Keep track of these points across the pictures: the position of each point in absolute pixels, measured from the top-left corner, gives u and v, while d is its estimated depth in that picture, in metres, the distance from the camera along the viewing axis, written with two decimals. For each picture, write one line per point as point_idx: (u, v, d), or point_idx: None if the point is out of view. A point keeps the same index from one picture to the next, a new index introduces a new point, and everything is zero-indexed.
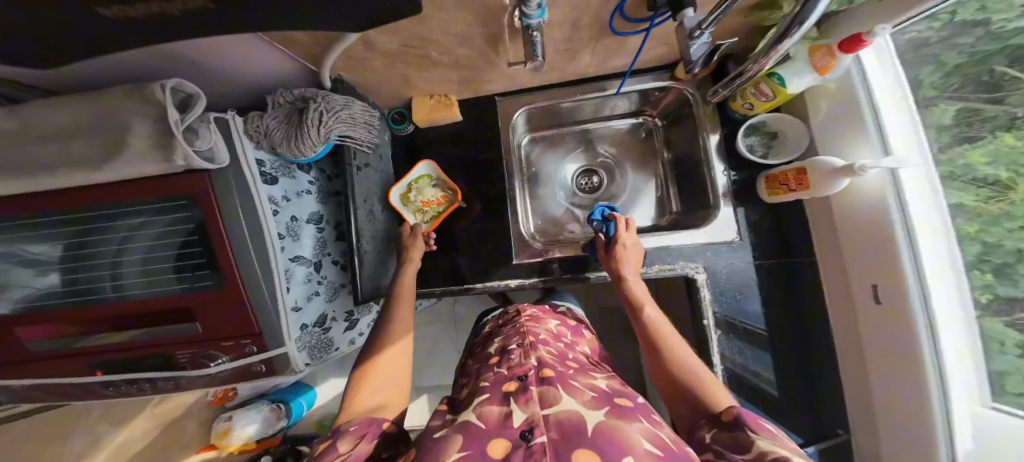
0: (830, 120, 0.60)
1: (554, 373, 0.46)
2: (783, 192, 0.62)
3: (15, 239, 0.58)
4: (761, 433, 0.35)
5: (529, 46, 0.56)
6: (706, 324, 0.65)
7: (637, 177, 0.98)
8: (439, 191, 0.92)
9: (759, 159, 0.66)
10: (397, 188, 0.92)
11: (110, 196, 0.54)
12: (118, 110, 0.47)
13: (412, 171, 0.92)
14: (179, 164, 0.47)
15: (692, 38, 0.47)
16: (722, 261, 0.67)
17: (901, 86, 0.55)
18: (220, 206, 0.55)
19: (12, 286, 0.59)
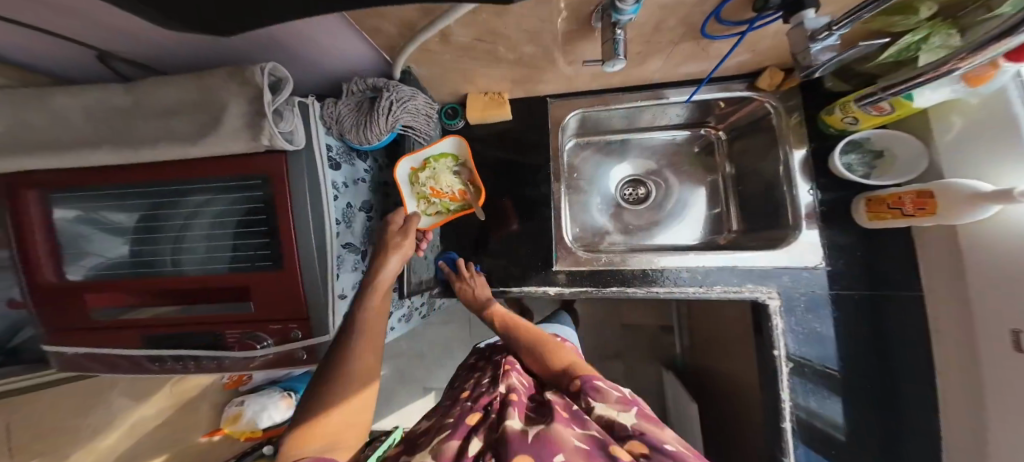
0: (958, 139, 0.54)
1: (515, 398, 0.49)
2: (891, 216, 0.55)
3: (100, 207, 0.60)
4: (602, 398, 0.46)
5: (609, 44, 0.54)
6: (776, 355, 0.59)
7: (689, 191, 0.94)
8: (459, 184, 0.82)
9: (861, 179, 0.61)
10: (410, 159, 0.77)
11: (194, 171, 0.56)
12: (219, 85, 0.49)
13: (435, 144, 0.79)
14: (264, 144, 0.51)
15: (816, 40, 0.49)
16: (800, 287, 0.62)
17: None
18: (290, 184, 0.56)
19: (88, 254, 0.61)
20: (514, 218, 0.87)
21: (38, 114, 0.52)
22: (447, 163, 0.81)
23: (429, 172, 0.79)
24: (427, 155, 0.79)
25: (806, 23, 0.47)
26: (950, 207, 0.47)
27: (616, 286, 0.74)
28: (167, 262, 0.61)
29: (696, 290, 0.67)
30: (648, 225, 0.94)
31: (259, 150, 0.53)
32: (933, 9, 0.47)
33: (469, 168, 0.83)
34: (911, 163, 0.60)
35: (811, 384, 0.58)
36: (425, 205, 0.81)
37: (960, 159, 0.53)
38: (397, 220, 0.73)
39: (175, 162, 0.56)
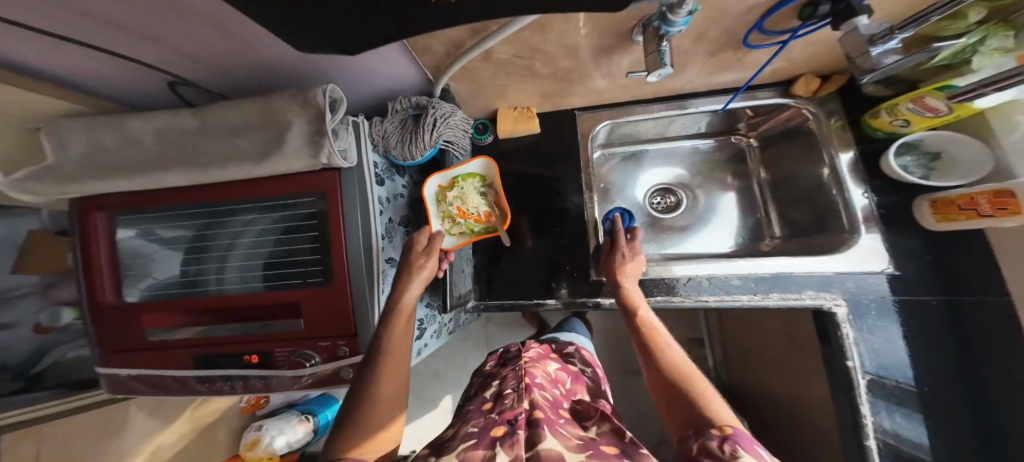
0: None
1: (545, 415, 0.42)
2: (963, 218, 0.53)
3: (156, 227, 0.63)
4: (749, 453, 0.32)
5: (654, 55, 0.54)
6: (851, 366, 0.56)
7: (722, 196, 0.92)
8: (485, 206, 0.74)
9: (920, 182, 0.59)
10: (439, 176, 0.74)
11: (248, 192, 0.58)
12: (283, 107, 0.52)
13: (464, 163, 0.75)
14: (321, 161, 0.52)
15: (875, 44, 0.49)
16: (867, 293, 0.59)
17: None
18: (343, 199, 0.57)
19: (148, 274, 0.63)
20: (527, 236, 0.86)
21: (112, 140, 0.55)
22: (476, 182, 0.76)
23: (457, 191, 0.74)
24: (456, 174, 0.76)
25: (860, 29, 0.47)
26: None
27: (658, 295, 0.69)
28: (213, 282, 0.62)
29: (750, 299, 0.64)
30: (682, 232, 0.91)
31: (317, 167, 0.54)
32: (983, 12, 0.46)
33: (496, 190, 0.76)
34: (974, 166, 0.57)
35: (899, 398, 0.54)
36: (449, 225, 0.74)
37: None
38: (418, 240, 0.62)
39: (231, 183, 0.58)
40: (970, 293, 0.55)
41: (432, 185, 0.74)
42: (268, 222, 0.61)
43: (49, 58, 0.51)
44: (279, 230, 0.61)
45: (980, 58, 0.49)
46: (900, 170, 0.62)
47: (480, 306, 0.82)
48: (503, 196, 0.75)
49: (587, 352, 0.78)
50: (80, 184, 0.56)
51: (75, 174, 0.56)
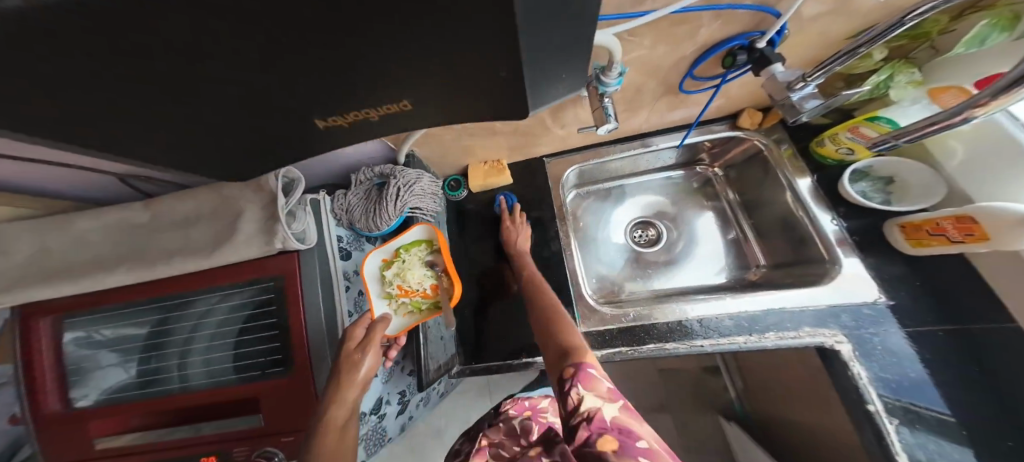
0: (969, 160, 0.55)
1: None
2: (936, 243, 0.53)
3: (104, 328, 0.58)
4: (587, 387, 0.43)
5: (599, 111, 0.56)
6: (874, 411, 0.49)
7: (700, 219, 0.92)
8: (431, 278, 0.68)
9: (880, 206, 0.60)
10: (379, 252, 0.69)
11: (206, 281, 0.56)
12: (239, 196, 0.53)
13: (402, 236, 0.71)
14: (275, 246, 0.51)
15: (794, 88, 0.50)
16: (869, 327, 0.54)
17: None
18: (301, 282, 0.54)
19: (93, 377, 0.57)
20: (513, 280, 0.83)
21: (84, 237, 0.56)
22: (421, 251, 0.70)
23: (397, 265, 0.67)
24: (398, 245, 0.70)
25: (778, 76, 0.49)
26: (1002, 231, 0.46)
27: (651, 342, 0.65)
28: (168, 380, 0.57)
29: (747, 340, 0.59)
30: (666, 266, 0.88)
31: (272, 253, 0.53)
32: (885, 52, 0.51)
33: (442, 257, 0.70)
34: (927, 189, 0.58)
35: (942, 446, 0.46)
36: (393, 306, 0.67)
37: (984, 176, 0.53)
38: (354, 335, 0.54)
39: (190, 273, 0.56)
40: (969, 314, 0.52)
41: (374, 258, 0.67)
42: (226, 309, 0.57)
43: (19, 159, 0.53)
44: (238, 317, 0.57)
45: (896, 91, 0.54)
46: (859, 197, 0.61)
47: (465, 371, 0.76)
48: (450, 263, 0.68)
49: None
50: (19, 294, 0.54)
51: (14, 283, 0.54)
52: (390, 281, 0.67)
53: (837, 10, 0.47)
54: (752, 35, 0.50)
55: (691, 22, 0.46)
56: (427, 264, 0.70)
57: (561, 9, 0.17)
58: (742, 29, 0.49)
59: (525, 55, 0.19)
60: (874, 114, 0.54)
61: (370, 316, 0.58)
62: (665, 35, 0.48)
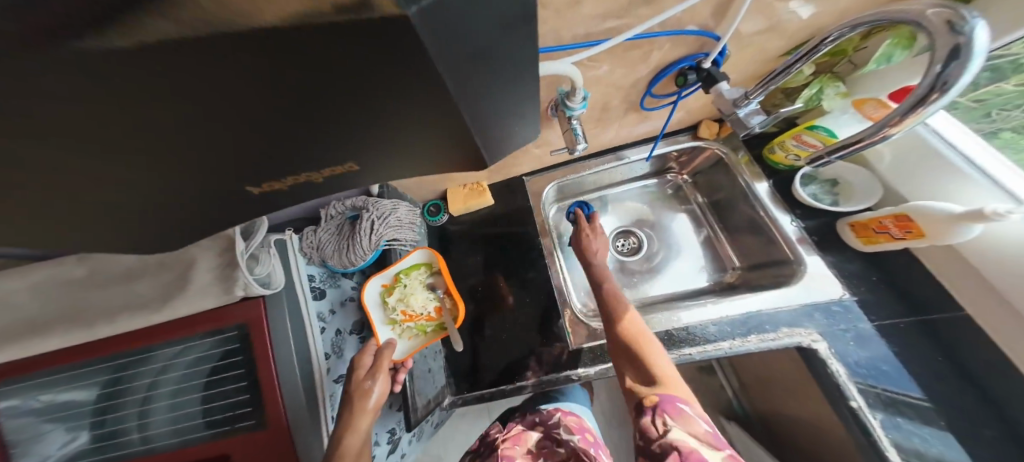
0: (898, 162, 0.60)
1: None
2: (883, 241, 0.56)
3: (45, 393, 0.51)
4: (676, 420, 0.46)
5: (568, 133, 0.57)
6: (857, 408, 0.50)
7: (677, 223, 0.94)
8: (434, 302, 0.74)
9: (829, 207, 0.62)
10: (380, 277, 0.73)
11: (167, 334, 0.51)
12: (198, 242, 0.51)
13: (403, 258, 0.74)
14: (236, 293, 0.49)
15: (739, 105, 0.53)
16: (839, 323, 0.56)
17: (965, 132, 0.56)
18: (269, 329, 0.51)
19: (33, 451, 0.50)
20: (508, 293, 0.80)
21: (28, 297, 0.52)
22: (420, 275, 0.75)
23: (400, 291, 0.72)
24: (398, 270, 0.74)
25: (724, 93, 0.53)
26: (937, 227, 0.50)
27: None
28: (130, 443, 0.51)
29: (731, 345, 0.60)
30: (650, 274, 0.89)
31: (233, 300, 0.50)
32: (812, 66, 0.55)
33: (442, 279, 0.75)
34: (868, 191, 0.62)
35: (926, 436, 0.47)
36: (396, 330, 0.72)
37: (917, 174, 0.57)
38: (362, 363, 0.62)
39: (150, 326, 0.51)
40: (930, 306, 0.55)
41: (376, 283, 0.71)
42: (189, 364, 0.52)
43: None
44: (207, 369, 0.52)
45: (827, 102, 0.57)
46: (810, 198, 0.64)
47: (457, 402, 0.71)
48: (450, 286, 0.73)
49: (588, 422, 0.76)
50: None
51: None
52: (393, 305, 0.72)
53: (771, 30, 0.52)
54: (698, 57, 0.53)
55: (642, 47, 0.49)
56: (428, 287, 0.75)
57: (482, 65, 0.19)
58: (687, 51, 0.52)
59: (457, 100, 0.20)
60: (812, 123, 0.59)
61: (375, 344, 0.67)
62: (620, 59, 0.50)
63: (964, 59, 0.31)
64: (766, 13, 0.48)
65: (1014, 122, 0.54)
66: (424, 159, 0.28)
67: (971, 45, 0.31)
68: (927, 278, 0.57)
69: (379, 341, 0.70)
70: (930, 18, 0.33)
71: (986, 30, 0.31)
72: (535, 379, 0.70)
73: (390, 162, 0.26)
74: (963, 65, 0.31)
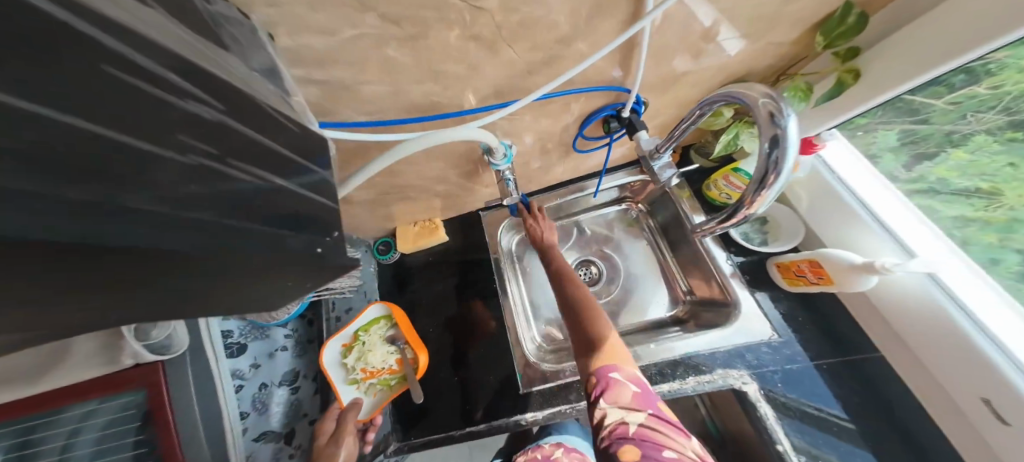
0: (814, 202, 0.62)
1: None
2: (802, 284, 0.57)
3: None
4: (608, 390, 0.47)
5: (501, 183, 0.57)
6: (784, 451, 0.50)
7: (636, 251, 0.92)
8: (394, 354, 0.72)
9: (759, 247, 0.63)
10: (338, 338, 0.72)
11: (58, 401, 0.42)
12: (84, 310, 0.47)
13: (361, 315, 0.74)
14: (125, 363, 0.45)
15: (653, 158, 0.55)
16: (769, 364, 0.56)
17: (873, 176, 0.59)
18: (172, 400, 0.46)
19: None
20: (490, 317, 0.77)
21: None
22: (380, 328, 0.74)
23: (358, 349, 0.71)
24: (356, 328, 0.73)
25: (642, 142, 0.54)
26: (843, 275, 0.51)
27: None
28: None
29: (672, 388, 0.58)
30: (608, 307, 0.88)
31: (124, 367, 0.45)
32: (732, 111, 0.54)
33: (404, 330, 0.73)
34: (791, 229, 0.64)
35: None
36: (362, 388, 0.71)
37: (828, 215, 0.60)
38: (326, 429, 0.68)
39: (46, 389, 0.41)
40: (859, 347, 0.56)
41: (336, 345, 0.72)
42: (107, 425, 0.43)
43: None
44: (138, 429, 0.44)
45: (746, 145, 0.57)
46: (739, 236, 0.65)
47: (403, 449, 0.67)
48: (411, 335, 0.72)
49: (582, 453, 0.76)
50: None
51: None
52: (353, 365, 0.70)
53: (690, 73, 0.53)
54: (617, 106, 0.54)
55: (559, 100, 0.50)
56: (388, 341, 0.73)
57: None
58: (607, 100, 0.53)
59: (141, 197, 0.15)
60: (736, 166, 0.60)
61: (338, 408, 0.70)
62: (542, 112, 0.51)
63: (783, 145, 0.34)
64: (692, 52, 0.48)
65: (989, 123, 0.48)
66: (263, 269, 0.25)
67: (786, 135, 0.34)
68: (848, 317, 0.58)
69: (344, 404, 0.70)
70: (759, 107, 0.36)
71: (796, 122, 0.34)
72: (483, 423, 0.66)
73: (221, 287, 0.23)
74: (784, 149, 0.34)
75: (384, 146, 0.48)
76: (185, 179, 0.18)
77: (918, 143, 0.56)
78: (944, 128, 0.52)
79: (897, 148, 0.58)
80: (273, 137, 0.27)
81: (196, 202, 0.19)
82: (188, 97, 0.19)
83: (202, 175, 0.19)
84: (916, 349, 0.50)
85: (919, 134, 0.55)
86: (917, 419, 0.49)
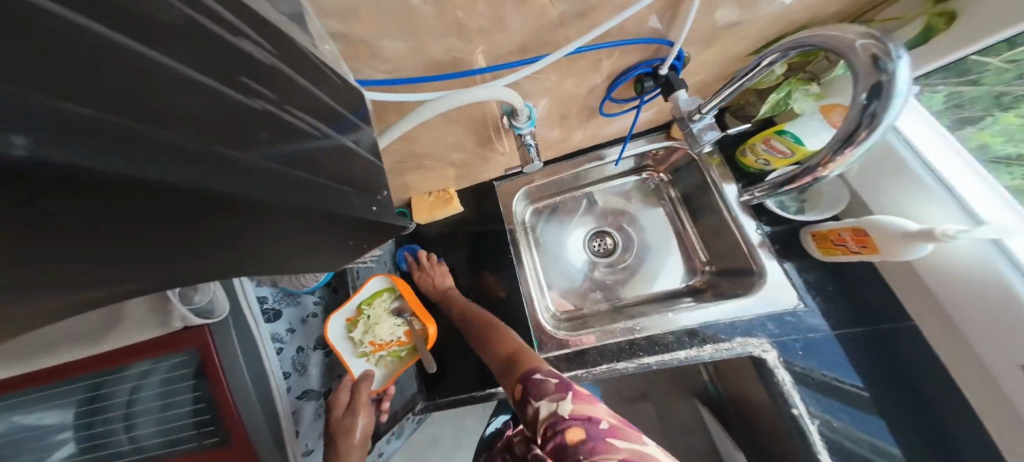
0: (865, 168, 0.59)
1: None
2: (840, 253, 0.55)
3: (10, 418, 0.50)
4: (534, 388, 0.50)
5: (522, 149, 0.55)
6: (798, 414, 0.51)
7: (653, 221, 0.90)
8: (402, 327, 0.72)
9: (793, 216, 0.61)
10: (342, 312, 0.71)
11: (115, 361, 0.50)
12: None
13: (362, 288, 0.73)
14: (175, 325, 0.48)
15: (694, 120, 0.51)
16: (791, 333, 0.56)
17: (943, 136, 0.54)
18: (221, 356, 0.51)
19: None
20: (497, 287, 0.78)
21: None
22: (384, 301, 0.73)
23: (364, 322, 0.70)
24: (359, 301, 0.73)
25: (681, 103, 0.51)
26: (893, 244, 0.49)
27: (604, 363, 0.63)
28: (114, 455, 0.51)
29: (689, 355, 0.59)
30: (623, 277, 0.87)
31: (176, 330, 0.49)
32: (785, 66, 0.51)
33: (407, 302, 0.74)
34: (834, 197, 0.60)
35: (863, 426, 0.49)
36: (370, 361, 0.71)
37: (883, 183, 0.56)
38: (340, 400, 0.65)
39: (103, 351, 0.49)
40: (887, 317, 0.55)
41: (335, 318, 0.70)
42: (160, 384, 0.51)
43: None
44: (186, 387, 0.51)
45: (796, 104, 0.53)
46: (774, 205, 0.62)
47: (428, 408, 0.71)
48: (419, 308, 0.72)
49: None
50: None
51: None
52: (359, 339, 0.70)
53: (736, 24, 0.48)
54: (654, 63, 0.50)
55: (591, 57, 0.46)
56: (393, 313, 0.73)
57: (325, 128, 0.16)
58: (641, 58, 0.49)
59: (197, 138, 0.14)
60: (781, 127, 0.54)
61: (351, 379, 0.68)
62: (569, 70, 0.47)
63: (887, 95, 0.31)
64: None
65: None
66: (312, 234, 0.25)
67: (893, 82, 0.31)
68: (880, 288, 0.57)
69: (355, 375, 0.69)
70: (859, 52, 0.33)
71: (906, 67, 0.31)
72: (503, 387, 0.69)
73: (270, 253, 0.23)
74: (887, 100, 0.31)
75: (404, 110, 0.46)
76: (258, 124, 0.19)
77: (964, 106, 0.54)
78: (997, 89, 0.51)
79: (941, 111, 0.56)
80: (318, 87, 0.27)
81: (256, 151, 0.18)
82: (256, 48, 0.21)
83: (274, 121, 0.21)
84: (960, 320, 0.49)
85: (966, 97, 0.54)
86: (937, 387, 0.50)
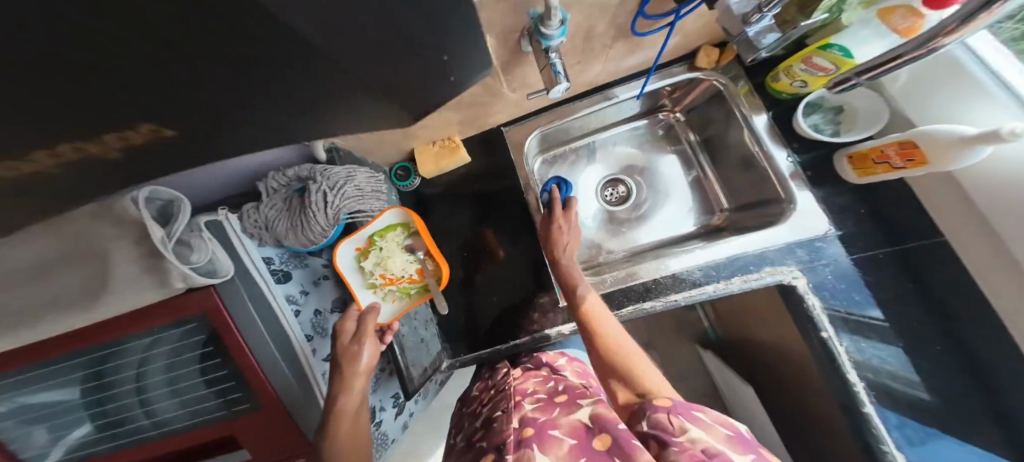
0: (914, 82, 0.56)
1: (532, 431, 0.51)
2: (879, 171, 0.55)
3: (27, 392, 0.49)
4: (692, 422, 0.40)
5: (548, 69, 0.49)
6: (827, 337, 0.53)
7: (667, 165, 0.88)
8: (414, 263, 0.70)
9: (830, 138, 0.60)
10: (353, 240, 0.67)
11: (118, 331, 0.46)
12: (97, 239, 0.42)
13: (375, 220, 0.68)
14: (177, 286, 0.43)
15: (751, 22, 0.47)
16: (820, 259, 0.57)
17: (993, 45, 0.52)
18: (233, 317, 0.47)
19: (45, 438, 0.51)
20: (497, 246, 0.76)
21: None
22: (397, 236, 0.70)
23: (377, 254, 0.67)
24: (371, 232, 0.69)
25: (732, 7, 0.47)
26: (942, 153, 0.48)
27: (630, 304, 0.63)
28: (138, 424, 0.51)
29: (717, 288, 0.60)
30: (640, 221, 0.86)
31: (178, 293, 0.45)
32: None
33: (422, 239, 0.70)
34: (872, 118, 0.59)
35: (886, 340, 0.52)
36: (380, 294, 0.69)
37: (930, 99, 0.54)
38: (346, 328, 0.57)
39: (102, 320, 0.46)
40: (910, 235, 0.56)
41: (347, 246, 0.68)
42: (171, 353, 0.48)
43: None
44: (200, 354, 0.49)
45: (848, 14, 0.49)
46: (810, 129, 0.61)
47: (455, 365, 0.71)
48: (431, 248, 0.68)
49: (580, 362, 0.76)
50: None
51: None
52: (370, 268, 0.67)
53: None
54: None
55: None
56: (406, 249, 0.70)
57: None
58: None
59: None
60: (826, 41, 0.51)
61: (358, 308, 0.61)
62: None
63: None
64: None
65: None
66: None
67: None
68: (905, 208, 0.57)
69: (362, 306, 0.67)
70: None
71: None
72: (525, 336, 0.70)
73: None
74: None
75: None
76: None
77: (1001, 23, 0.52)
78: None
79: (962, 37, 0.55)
80: None
81: None
82: None
83: None
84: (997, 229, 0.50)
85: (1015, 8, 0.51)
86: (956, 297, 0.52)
